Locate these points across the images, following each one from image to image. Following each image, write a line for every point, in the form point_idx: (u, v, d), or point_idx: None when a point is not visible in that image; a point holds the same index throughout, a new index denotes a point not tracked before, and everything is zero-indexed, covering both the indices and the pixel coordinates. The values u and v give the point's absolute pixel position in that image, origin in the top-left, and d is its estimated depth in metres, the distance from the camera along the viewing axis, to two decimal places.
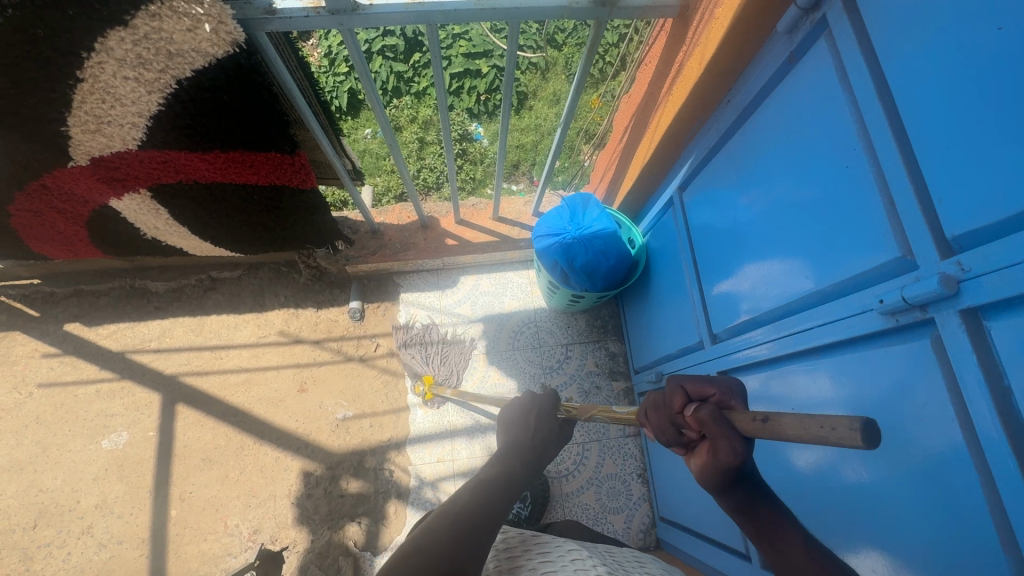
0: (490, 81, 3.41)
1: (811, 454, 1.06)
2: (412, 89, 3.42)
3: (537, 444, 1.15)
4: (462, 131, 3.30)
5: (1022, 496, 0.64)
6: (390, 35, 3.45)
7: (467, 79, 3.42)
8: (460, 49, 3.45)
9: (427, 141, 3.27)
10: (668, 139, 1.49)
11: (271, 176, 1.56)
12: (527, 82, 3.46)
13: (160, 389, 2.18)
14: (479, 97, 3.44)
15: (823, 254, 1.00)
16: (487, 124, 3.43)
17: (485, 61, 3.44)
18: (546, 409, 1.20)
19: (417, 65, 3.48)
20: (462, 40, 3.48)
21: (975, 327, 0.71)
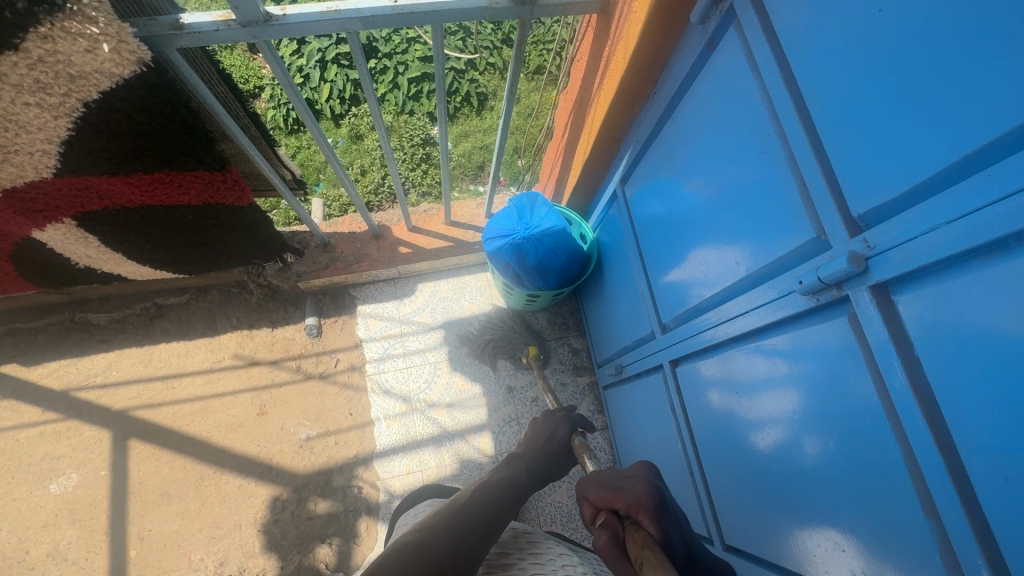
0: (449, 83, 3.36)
1: (761, 435, 1.07)
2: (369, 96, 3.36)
3: (546, 459, 1.18)
4: (423, 135, 3.25)
5: (937, 461, 0.66)
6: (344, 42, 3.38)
7: (425, 83, 3.37)
8: (415, 54, 3.40)
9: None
10: (605, 133, 1.50)
11: (202, 195, 1.52)
12: (486, 82, 3.44)
13: (110, 425, 2.09)
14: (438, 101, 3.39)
15: (753, 238, 1.01)
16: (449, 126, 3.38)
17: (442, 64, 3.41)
18: (559, 434, 1.24)
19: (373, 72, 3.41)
20: (416, 45, 3.44)
21: (886, 302, 0.72)
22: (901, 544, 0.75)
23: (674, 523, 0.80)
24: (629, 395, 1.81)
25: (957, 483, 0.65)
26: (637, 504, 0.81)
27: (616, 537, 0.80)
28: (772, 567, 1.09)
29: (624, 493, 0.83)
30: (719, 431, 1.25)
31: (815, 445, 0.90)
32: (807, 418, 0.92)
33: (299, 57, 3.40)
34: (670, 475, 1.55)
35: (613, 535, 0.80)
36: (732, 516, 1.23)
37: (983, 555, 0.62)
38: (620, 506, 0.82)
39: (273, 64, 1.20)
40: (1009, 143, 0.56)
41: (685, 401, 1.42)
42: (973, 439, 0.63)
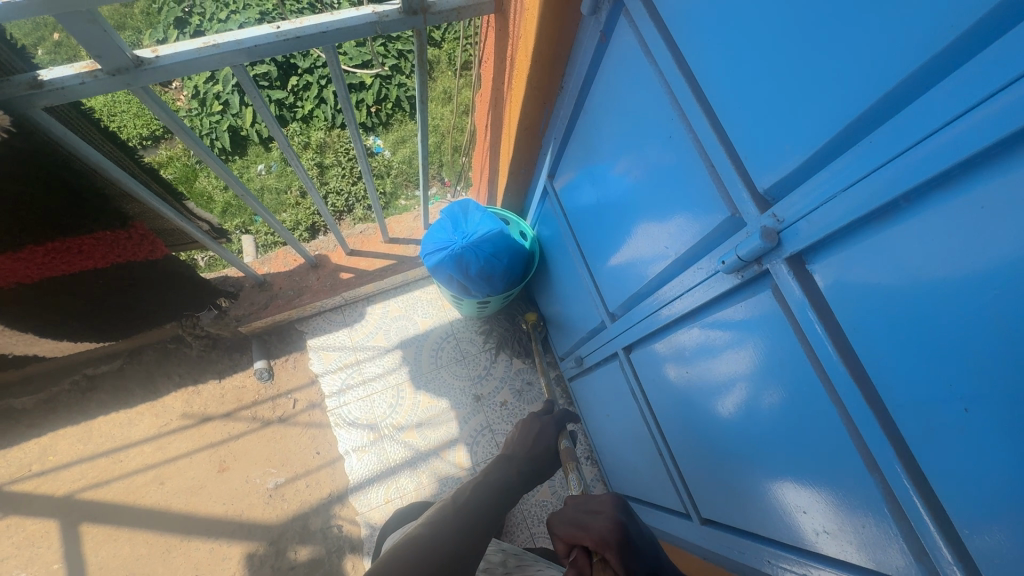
0: (377, 91, 3.27)
1: (724, 401, 1.06)
2: (296, 115, 3.23)
3: (538, 460, 1.23)
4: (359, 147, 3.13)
5: (870, 417, 0.69)
6: (260, 61, 3.20)
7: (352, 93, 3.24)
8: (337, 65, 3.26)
9: (326, 163, 3.09)
10: (524, 130, 1.48)
11: (108, 256, 1.41)
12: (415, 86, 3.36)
13: (55, 514, 1.92)
14: (369, 111, 3.27)
15: (676, 220, 1.02)
16: (385, 135, 3.27)
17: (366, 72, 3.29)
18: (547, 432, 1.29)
19: (296, 88, 3.26)
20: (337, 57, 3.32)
21: (802, 272, 0.74)
22: (860, 494, 0.76)
23: (649, 562, 0.70)
24: (593, 385, 1.81)
25: (890, 437, 0.67)
26: (603, 542, 0.71)
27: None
28: (751, 531, 1.10)
29: (591, 530, 0.73)
30: (681, 405, 1.26)
31: (769, 401, 0.91)
32: (759, 377, 0.92)
33: (214, 83, 3.20)
34: (643, 457, 1.56)
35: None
36: (708, 486, 1.23)
37: (923, 501, 0.65)
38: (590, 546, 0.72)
39: (155, 107, 1.11)
40: (884, 108, 0.58)
41: (643, 384, 1.43)
42: (897, 393, 0.65)
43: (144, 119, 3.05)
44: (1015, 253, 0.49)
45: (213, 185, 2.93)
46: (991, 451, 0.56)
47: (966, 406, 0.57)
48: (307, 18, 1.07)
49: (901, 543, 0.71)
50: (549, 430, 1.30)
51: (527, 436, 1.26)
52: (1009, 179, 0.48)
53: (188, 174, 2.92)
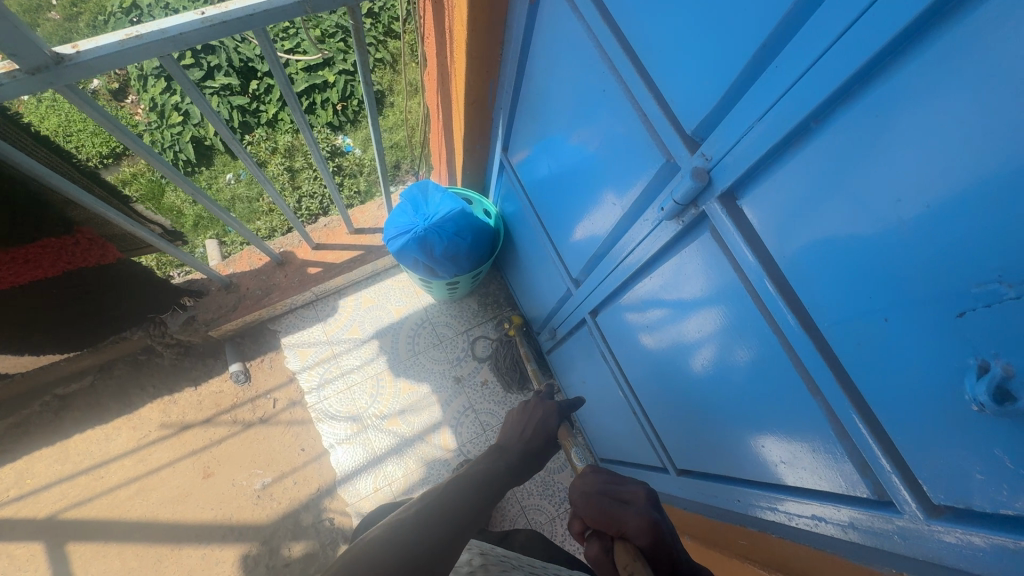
0: (342, 88, 3.21)
1: (697, 358, 1.06)
2: (261, 119, 3.14)
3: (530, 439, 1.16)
4: (330, 147, 3.07)
5: (804, 340, 0.71)
6: (218, 68, 3.11)
7: (316, 92, 3.18)
8: (298, 65, 3.18)
9: (296, 167, 3.04)
10: (473, 104, 1.47)
11: (58, 264, 1.38)
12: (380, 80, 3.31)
13: (40, 536, 1.89)
14: (335, 108, 3.21)
15: (622, 175, 1.04)
16: (354, 132, 3.23)
17: (329, 70, 3.22)
18: (547, 423, 1.21)
19: (257, 92, 3.18)
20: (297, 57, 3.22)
21: (735, 208, 0.75)
22: (810, 422, 0.79)
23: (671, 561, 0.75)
24: (567, 354, 1.83)
25: (823, 356, 0.70)
26: (629, 534, 0.77)
27: (604, 551, 0.79)
28: (724, 477, 1.14)
29: (620, 522, 0.79)
30: (653, 364, 1.27)
31: (737, 355, 0.91)
32: (726, 333, 0.92)
33: (171, 93, 3.09)
34: (619, 418, 1.59)
35: (602, 549, 0.80)
36: (684, 442, 1.26)
37: (860, 416, 0.67)
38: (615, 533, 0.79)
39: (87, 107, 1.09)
40: (786, 32, 0.59)
41: (611, 345, 1.45)
42: (826, 314, 0.67)
43: (102, 136, 2.95)
44: (913, 159, 0.51)
45: (182, 199, 2.86)
46: (907, 356, 0.58)
47: (885, 316, 0.60)
48: (232, 2, 1.04)
49: (848, 462, 0.74)
50: (546, 416, 1.22)
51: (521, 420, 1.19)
52: (898, 86, 0.50)
53: (154, 190, 2.84)
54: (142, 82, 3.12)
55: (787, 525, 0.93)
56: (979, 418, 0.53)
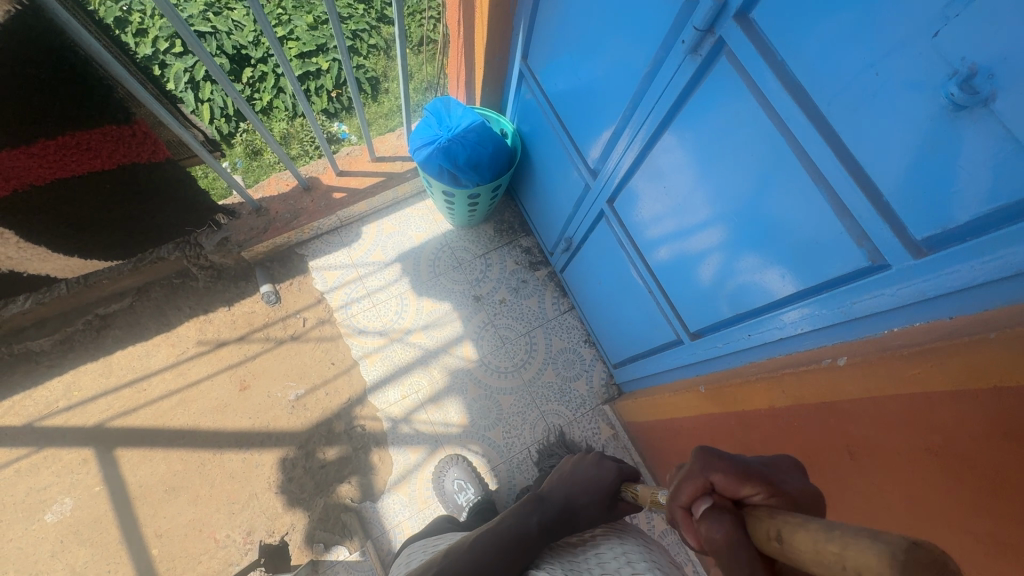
0: (336, 75, 3.25)
1: (706, 266, 1.26)
2: (256, 106, 3.14)
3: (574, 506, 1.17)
4: (325, 133, 3.10)
5: (812, 131, 0.83)
6: (211, 55, 3.11)
7: (311, 80, 3.22)
8: (291, 52, 3.24)
9: (293, 154, 3.05)
10: (495, 8, 1.58)
11: (114, 156, 1.50)
12: (375, 65, 3.35)
13: (89, 442, 2.01)
14: (329, 95, 3.24)
15: (639, 38, 1.14)
16: (348, 119, 3.23)
17: (323, 57, 3.28)
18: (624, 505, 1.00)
19: (252, 80, 3.20)
20: (290, 44, 3.27)
21: (748, 24, 0.87)
22: (810, 216, 0.91)
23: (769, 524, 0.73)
24: (583, 260, 1.96)
25: (824, 135, 0.82)
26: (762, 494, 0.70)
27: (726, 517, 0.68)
28: (731, 321, 1.28)
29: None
30: (665, 264, 1.44)
31: (741, 222, 1.08)
32: (732, 245, 1.14)
33: (165, 82, 3.07)
34: (634, 307, 1.72)
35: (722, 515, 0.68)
36: (694, 310, 1.41)
37: (854, 180, 0.80)
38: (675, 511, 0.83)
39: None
40: None
41: (628, 232, 1.57)
42: (828, 93, 0.79)
43: None
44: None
45: None
46: (893, 101, 0.70)
47: (876, 71, 0.71)
48: None
49: (846, 239, 0.86)
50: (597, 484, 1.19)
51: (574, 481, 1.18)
52: None
53: None
54: None
55: (796, 334, 1.06)
56: (951, 130, 0.65)
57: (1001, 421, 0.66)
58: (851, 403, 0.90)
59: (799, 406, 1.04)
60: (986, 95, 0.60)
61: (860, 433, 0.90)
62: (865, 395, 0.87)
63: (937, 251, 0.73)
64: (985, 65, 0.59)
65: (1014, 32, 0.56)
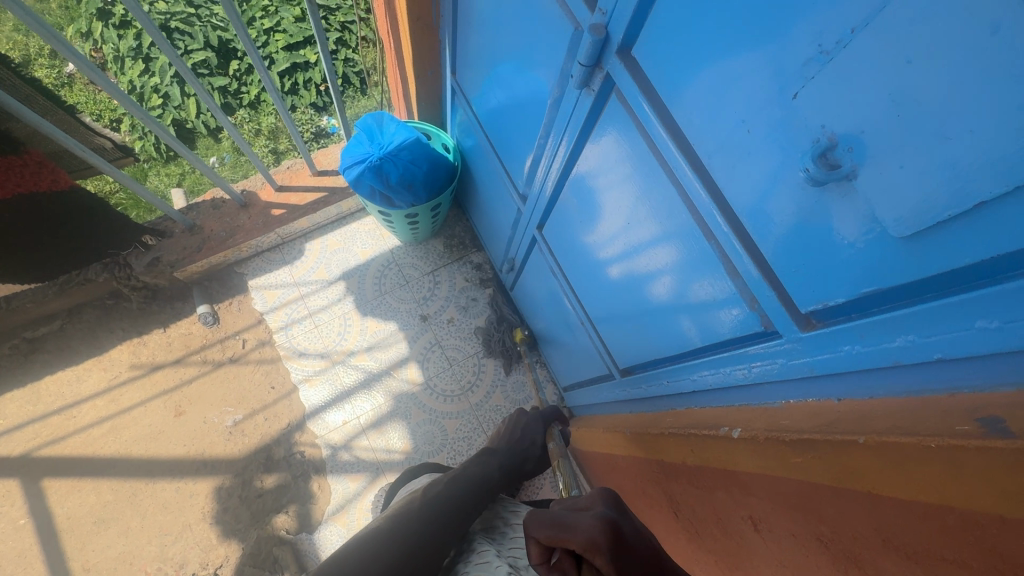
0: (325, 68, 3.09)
1: (657, 287, 1.03)
2: (243, 101, 3.00)
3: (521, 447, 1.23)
4: (314, 129, 2.98)
5: (699, 189, 0.74)
6: (197, 49, 2.94)
7: (297, 73, 3.07)
8: (278, 44, 3.06)
9: (282, 150, 2.94)
10: (416, 22, 1.49)
11: (8, 185, 1.47)
12: (363, 58, 3.17)
13: (15, 473, 1.94)
14: (318, 90, 3.10)
15: (542, 62, 1.06)
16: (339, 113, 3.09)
17: (311, 49, 3.11)
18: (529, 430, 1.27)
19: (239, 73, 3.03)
20: (277, 33, 3.09)
21: (632, 63, 0.79)
22: (708, 270, 0.83)
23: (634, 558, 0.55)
24: (526, 282, 1.88)
25: (707, 188, 0.73)
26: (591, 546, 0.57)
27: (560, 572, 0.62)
28: (656, 361, 1.21)
29: (574, 533, 0.59)
30: (615, 287, 1.22)
31: (648, 264, 1.02)
32: (688, 265, 0.88)
33: (150, 76, 2.90)
34: (572, 336, 1.66)
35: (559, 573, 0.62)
36: (623, 342, 1.32)
37: (741, 245, 0.71)
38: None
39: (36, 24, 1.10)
40: None
41: (559, 258, 1.49)
42: (707, 147, 0.71)
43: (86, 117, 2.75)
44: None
45: (166, 182, 2.68)
46: (764, 159, 0.62)
47: (748, 128, 0.63)
48: None
49: (740, 301, 0.79)
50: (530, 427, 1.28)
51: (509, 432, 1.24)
52: None
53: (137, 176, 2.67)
54: (119, 64, 2.91)
55: (707, 386, 0.98)
56: (821, 203, 0.57)
57: (883, 529, 0.57)
58: (750, 476, 0.82)
59: (707, 467, 0.95)
60: (847, 172, 0.52)
61: (760, 508, 0.82)
62: (757, 471, 0.79)
63: (825, 326, 0.65)
64: (846, 135, 0.51)
65: (869, 102, 0.47)
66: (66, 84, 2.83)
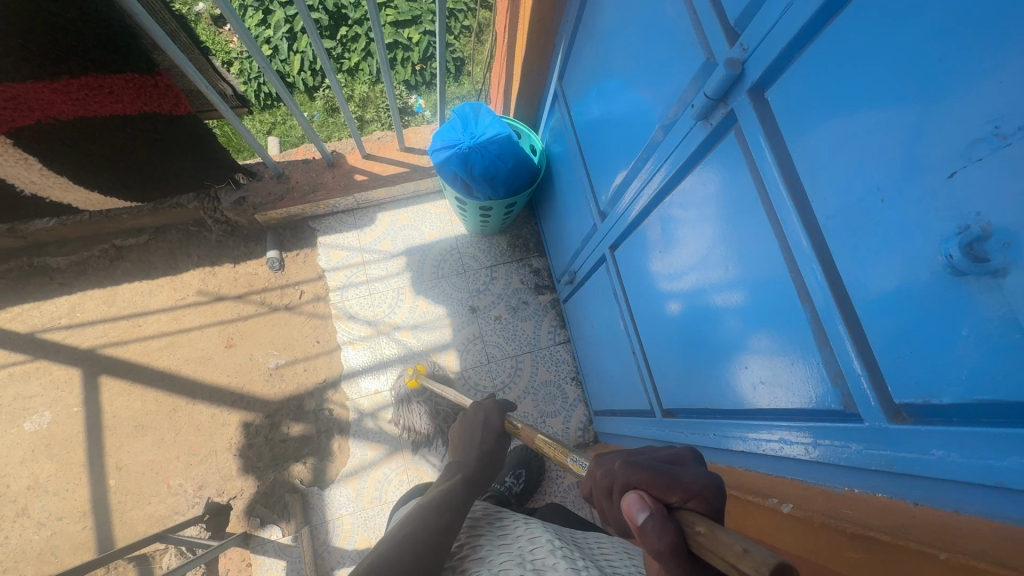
0: (424, 49, 3.16)
1: (714, 333, 1.02)
2: (342, 66, 3.13)
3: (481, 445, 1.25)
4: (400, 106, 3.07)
5: (807, 251, 0.70)
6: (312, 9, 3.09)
7: (397, 49, 3.16)
8: (386, 19, 3.17)
9: (367, 119, 3.04)
10: (536, 23, 1.51)
11: (136, 103, 1.55)
12: (462, 47, 3.23)
13: (79, 364, 2.11)
14: (413, 68, 3.18)
15: (660, 84, 1.04)
16: (427, 95, 3.18)
17: (414, 29, 3.19)
18: (489, 421, 1.30)
19: (345, 40, 3.17)
20: (387, 9, 3.20)
21: (762, 104, 0.76)
22: (790, 338, 0.79)
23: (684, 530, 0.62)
24: (583, 298, 1.86)
25: (817, 251, 0.69)
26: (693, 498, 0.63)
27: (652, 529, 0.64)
28: (703, 411, 1.15)
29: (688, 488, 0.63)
30: (673, 325, 1.20)
31: (721, 311, 0.97)
32: (752, 320, 0.88)
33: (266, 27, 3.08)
34: (619, 364, 1.63)
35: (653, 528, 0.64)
36: (667, 380, 1.30)
37: (841, 318, 0.67)
38: (677, 502, 0.63)
39: None
40: None
41: (624, 283, 1.46)
42: (829, 207, 0.67)
43: None
44: (927, 12, 0.51)
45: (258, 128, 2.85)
46: (897, 234, 0.58)
47: (882, 198, 0.59)
48: None
49: (820, 370, 0.74)
50: (491, 419, 1.30)
51: (471, 433, 1.28)
52: None
53: None
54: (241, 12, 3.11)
55: (757, 453, 0.93)
56: (951, 296, 0.53)
57: None
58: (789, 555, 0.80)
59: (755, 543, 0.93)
60: (995, 269, 0.47)
61: None
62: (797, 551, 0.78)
63: (918, 422, 0.60)
64: (1002, 228, 0.46)
65: None
66: (193, 21, 3.04)
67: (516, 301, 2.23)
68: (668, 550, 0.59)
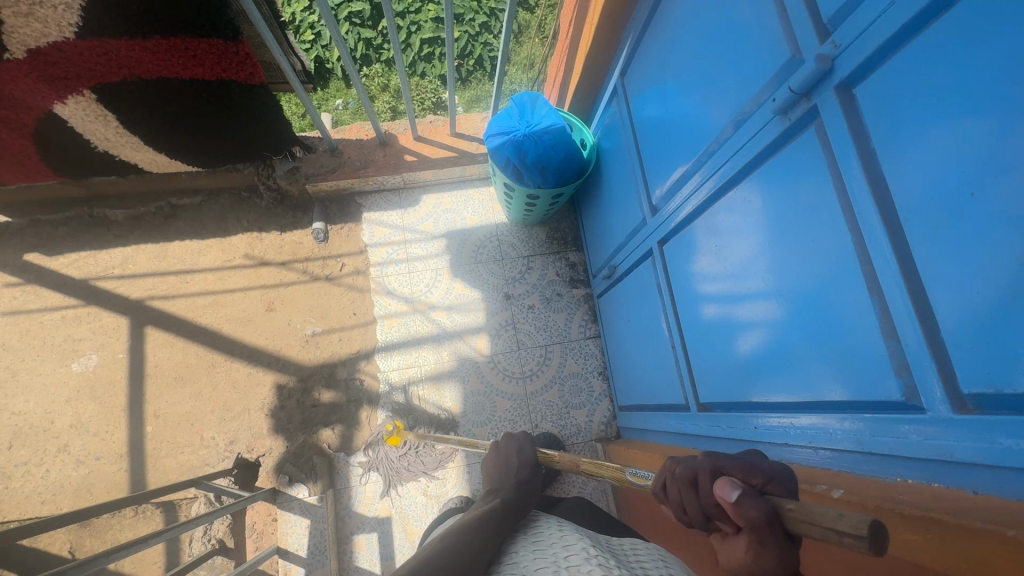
0: (463, 45, 3.21)
1: (764, 325, 1.03)
2: (381, 56, 3.18)
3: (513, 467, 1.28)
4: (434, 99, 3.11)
5: (883, 243, 0.72)
6: None
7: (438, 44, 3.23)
8: (428, 14, 3.22)
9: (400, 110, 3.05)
10: (606, 18, 1.54)
11: (216, 68, 1.61)
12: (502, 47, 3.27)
13: (128, 313, 2.19)
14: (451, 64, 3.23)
15: (733, 79, 1.06)
16: (460, 91, 3.23)
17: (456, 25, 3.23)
18: (522, 452, 1.32)
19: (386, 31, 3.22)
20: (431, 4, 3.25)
21: (848, 100, 0.79)
22: (853, 330, 0.81)
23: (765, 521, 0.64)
24: (621, 293, 1.89)
25: (894, 243, 0.71)
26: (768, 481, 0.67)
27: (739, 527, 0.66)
28: (741, 405, 1.17)
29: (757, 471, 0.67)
30: (718, 318, 1.22)
31: (776, 303, 0.98)
32: (811, 312, 0.89)
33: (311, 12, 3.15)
34: (654, 358, 1.65)
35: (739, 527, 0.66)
36: (706, 374, 1.31)
37: (914, 309, 0.69)
38: (759, 485, 0.67)
39: None
40: None
41: (670, 277, 1.47)
42: (911, 201, 0.69)
43: None
44: None
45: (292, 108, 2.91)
46: (985, 227, 0.60)
47: (972, 192, 0.61)
48: None
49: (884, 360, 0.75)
50: (524, 452, 1.33)
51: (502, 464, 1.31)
52: None
53: None
54: None
55: (803, 445, 0.95)
56: None
57: None
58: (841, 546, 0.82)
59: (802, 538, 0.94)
60: None
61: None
62: None
63: (986, 413, 0.62)
64: None
65: None
66: None
67: (550, 292, 2.27)
68: (762, 524, 0.61)
